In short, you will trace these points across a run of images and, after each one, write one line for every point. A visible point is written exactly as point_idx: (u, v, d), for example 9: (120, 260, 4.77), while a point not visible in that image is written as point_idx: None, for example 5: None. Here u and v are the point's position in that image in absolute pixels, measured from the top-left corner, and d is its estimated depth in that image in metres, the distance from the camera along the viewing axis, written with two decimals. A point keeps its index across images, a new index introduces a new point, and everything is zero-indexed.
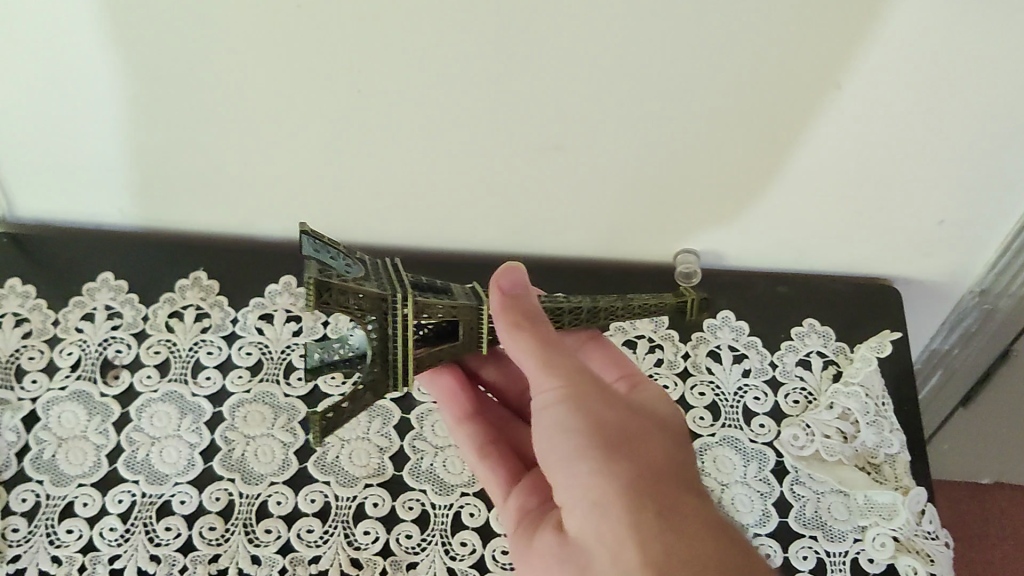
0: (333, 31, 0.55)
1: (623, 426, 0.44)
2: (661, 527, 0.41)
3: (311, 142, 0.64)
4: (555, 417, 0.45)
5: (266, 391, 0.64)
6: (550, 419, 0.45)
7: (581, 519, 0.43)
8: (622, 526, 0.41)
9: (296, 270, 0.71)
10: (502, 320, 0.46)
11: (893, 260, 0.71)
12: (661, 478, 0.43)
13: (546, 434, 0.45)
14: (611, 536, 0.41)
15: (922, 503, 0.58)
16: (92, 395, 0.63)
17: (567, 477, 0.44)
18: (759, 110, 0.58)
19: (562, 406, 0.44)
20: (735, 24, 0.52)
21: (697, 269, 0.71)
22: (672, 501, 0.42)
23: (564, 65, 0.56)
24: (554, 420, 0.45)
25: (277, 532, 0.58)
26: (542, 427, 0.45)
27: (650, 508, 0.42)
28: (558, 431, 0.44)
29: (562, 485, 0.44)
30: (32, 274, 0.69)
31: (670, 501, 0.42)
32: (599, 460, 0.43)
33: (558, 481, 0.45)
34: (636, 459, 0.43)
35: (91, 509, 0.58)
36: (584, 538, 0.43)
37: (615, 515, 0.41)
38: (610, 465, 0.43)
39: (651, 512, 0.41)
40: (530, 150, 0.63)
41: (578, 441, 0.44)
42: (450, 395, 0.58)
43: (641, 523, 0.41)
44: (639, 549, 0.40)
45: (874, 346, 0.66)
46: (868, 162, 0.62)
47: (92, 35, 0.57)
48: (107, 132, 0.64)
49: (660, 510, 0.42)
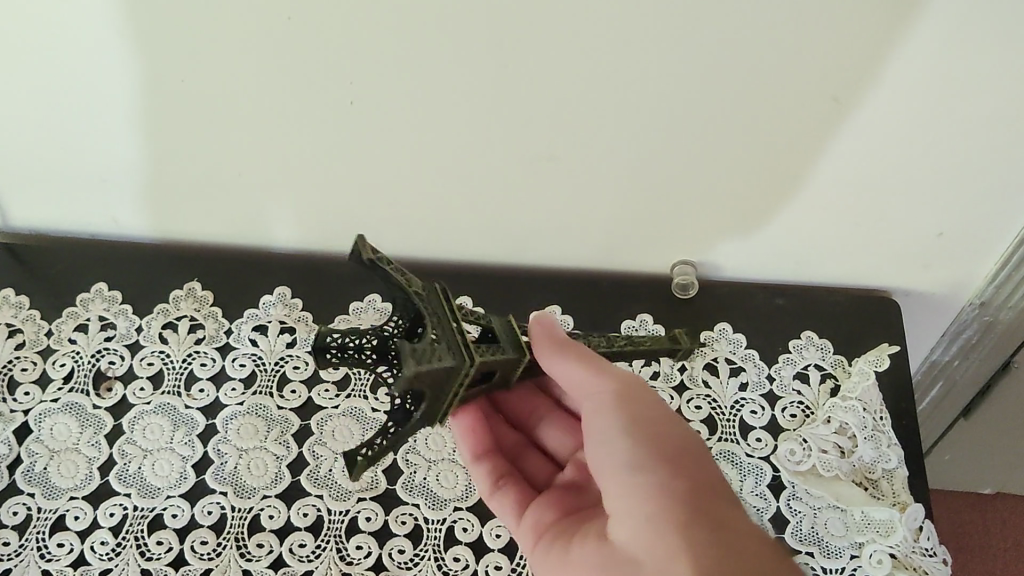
0: (323, 42, 0.55)
1: (678, 442, 0.48)
2: (713, 540, 0.44)
3: (304, 154, 0.63)
4: (611, 427, 0.48)
5: (260, 403, 0.64)
6: (607, 429, 0.48)
7: (629, 531, 0.46)
8: (674, 537, 0.44)
9: (290, 281, 0.71)
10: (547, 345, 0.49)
11: (892, 272, 0.70)
12: (711, 494, 0.46)
13: (603, 445, 0.48)
14: (663, 545, 0.44)
15: (920, 520, 0.58)
16: (85, 407, 0.63)
17: (619, 487, 0.47)
18: (755, 123, 0.57)
19: (617, 417, 0.48)
20: (729, 36, 0.52)
21: (695, 282, 0.70)
22: (720, 515, 0.45)
23: (557, 77, 0.56)
24: (605, 436, 0.48)
25: (269, 546, 0.58)
26: (597, 438, 0.49)
27: (702, 520, 0.45)
28: (613, 442, 0.48)
29: (613, 497, 0.47)
30: (25, 285, 0.69)
31: (719, 515, 0.45)
32: (645, 479, 0.46)
33: (611, 490, 0.48)
34: (689, 475, 0.46)
35: (82, 523, 0.58)
36: (635, 548, 0.46)
37: (666, 530, 0.44)
38: (654, 482, 0.46)
39: (701, 525, 0.44)
40: (524, 163, 0.63)
41: (633, 452, 0.47)
42: (464, 426, 0.57)
43: (693, 534, 0.44)
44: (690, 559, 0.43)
45: (872, 359, 0.66)
46: (866, 176, 0.61)
47: (84, 48, 0.57)
48: (98, 142, 0.64)
49: (711, 522, 0.45)
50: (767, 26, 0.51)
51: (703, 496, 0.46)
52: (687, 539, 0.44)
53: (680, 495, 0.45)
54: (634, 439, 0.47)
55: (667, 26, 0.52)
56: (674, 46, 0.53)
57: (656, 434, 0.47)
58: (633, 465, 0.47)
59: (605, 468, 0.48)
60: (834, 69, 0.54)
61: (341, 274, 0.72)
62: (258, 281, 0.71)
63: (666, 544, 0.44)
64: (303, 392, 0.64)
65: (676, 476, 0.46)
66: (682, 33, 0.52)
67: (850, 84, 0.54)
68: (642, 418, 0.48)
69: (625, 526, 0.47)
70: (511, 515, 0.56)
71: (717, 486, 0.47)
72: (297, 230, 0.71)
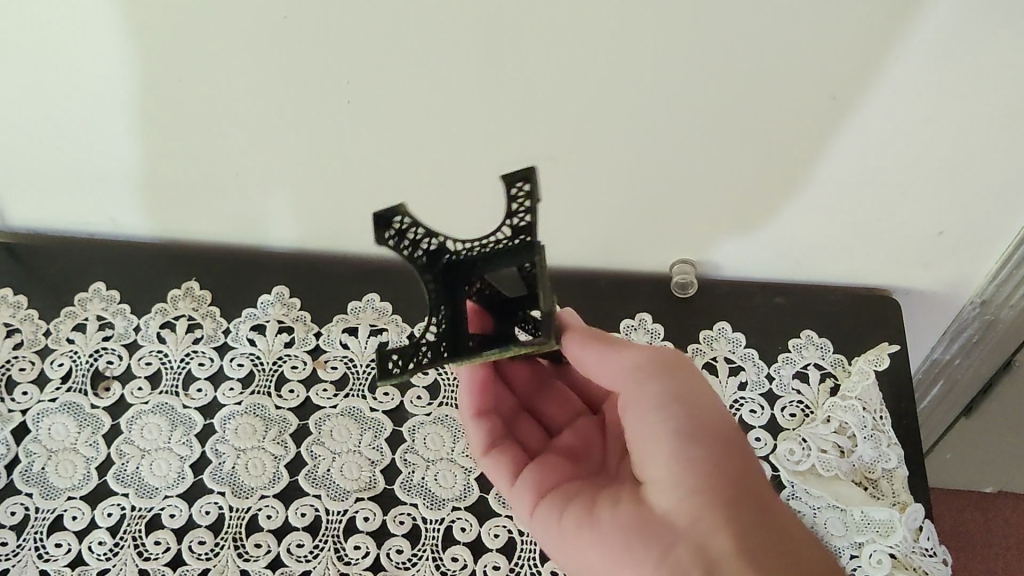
0: (319, 42, 0.54)
1: (720, 416, 0.48)
2: (756, 521, 0.45)
3: (302, 153, 0.63)
4: (654, 399, 0.48)
5: (258, 403, 0.63)
6: (652, 399, 0.48)
7: (667, 502, 0.47)
8: (717, 517, 0.45)
9: (289, 281, 0.71)
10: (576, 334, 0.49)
11: (893, 271, 0.70)
12: (748, 468, 0.47)
13: (641, 416, 0.48)
14: (706, 524, 0.45)
15: (920, 520, 0.57)
16: (83, 407, 0.63)
17: (659, 460, 0.47)
18: (752, 122, 0.57)
19: (662, 391, 0.48)
20: (726, 35, 0.52)
21: (694, 281, 0.70)
22: (760, 496, 0.46)
23: (553, 76, 0.55)
24: (640, 409, 0.48)
25: (266, 546, 0.57)
26: (637, 408, 0.48)
27: (745, 502, 0.45)
28: (657, 413, 0.47)
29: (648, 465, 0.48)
30: (23, 284, 0.69)
31: (759, 497, 0.46)
32: (685, 452, 0.46)
33: (649, 461, 0.48)
34: (733, 453, 0.47)
35: (80, 523, 0.58)
36: (671, 519, 0.46)
37: (709, 507, 0.45)
38: (693, 458, 0.46)
39: (744, 505, 0.45)
40: (522, 162, 0.62)
41: (681, 427, 0.47)
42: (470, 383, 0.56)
43: (738, 517, 0.45)
44: (733, 542, 0.44)
45: (871, 359, 0.65)
46: (866, 174, 0.61)
47: (80, 47, 0.57)
48: (96, 142, 0.64)
49: (753, 504, 0.45)
50: (763, 26, 0.51)
51: (745, 476, 0.46)
52: (731, 521, 0.44)
53: (725, 475, 0.46)
54: (680, 413, 0.47)
55: (664, 26, 0.51)
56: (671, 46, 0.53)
57: (702, 409, 0.47)
58: (679, 440, 0.46)
59: (642, 439, 0.48)
60: (831, 69, 0.53)
61: (340, 273, 0.72)
62: (256, 280, 0.71)
63: (708, 525, 0.45)
64: (302, 392, 0.64)
65: (722, 454, 0.46)
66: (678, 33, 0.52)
67: (849, 84, 0.54)
68: (691, 395, 0.48)
69: (662, 499, 0.47)
70: (508, 478, 0.56)
71: (754, 466, 0.48)
72: (296, 229, 0.71)
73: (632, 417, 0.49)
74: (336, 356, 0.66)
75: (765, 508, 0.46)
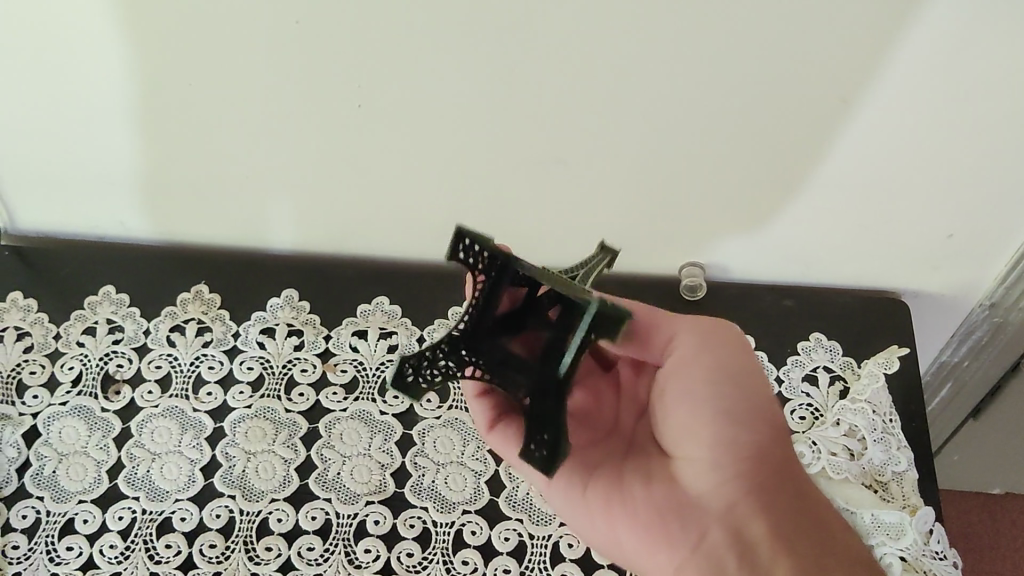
0: (332, 45, 0.55)
1: (760, 391, 0.50)
2: (790, 506, 0.48)
3: (313, 155, 0.63)
4: (696, 379, 0.49)
5: (268, 407, 0.64)
6: (694, 378, 0.49)
7: (705, 483, 0.49)
8: (755, 504, 0.48)
9: (299, 284, 0.71)
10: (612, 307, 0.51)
11: (901, 274, 0.70)
12: (786, 455, 0.50)
13: (682, 392, 0.50)
14: (745, 510, 0.48)
15: (930, 523, 0.57)
16: (93, 410, 0.63)
17: (699, 439, 0.49)
18: (763, 125, 0.57)
19: (707, 370, 0.49)
20: (736, 36, 0.52)
21: (702, 283, 0.70)
22: (793, 476, 0.49)
23: (563, 78, 0.55)
24: (687, 388, 0.49)
25: (277, 549, 0.58)
26: (681, 383, 0.50)
27: (781, 487, 0.48)
28: (701, 392, 0.49)
29: (689, 443, 0.50)
30: (33, 286, 0.69)
31: (792, 478, 0.49)
32: (732, 441, 0.48)
33: (687, 437, 0.50)
34: (771, 433, 0.49)
35: (91, 526, 0.58)
36: (706, 501, 0.49)
37: (750, 495, 0.48)
38: (741, 447, 0.48)
39: (780, 491, 0.48)
40: (532, 165, 0.62)
41: (725, 410, 0.48)
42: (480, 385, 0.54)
43: (774, 505, 0.48)
44: (769, 529, 0.47)
45: (881, 361, 0.66)
46: (875, 177, 0.61)
47: (93, 46, 0.57)
48: (107, 145, 0.64)
49: (788, 488, 0.48)
50: (773, 27, 0.51)
51: (782, 459, 0.49)
52: (768, 508, 0.48)
53: (765, 461, 0.48)
54: (725, 395, 0.49)
55: (674, 27, 0.52)
56: (681, 47, 0.53)
57: (744, 388, 0.49)
58: (723, 424, 0.48)
59: (682, 416, 0.50)
60: (841, 70, 0.53)
61: (348, 277, 0.72)
62: (265, 284, 0.71)
63: (746, 511, 0.48)
64: (312, 395, 0.64)
65: (762, 436, 0.49)
66: (689, 34, 0.52)
67: (860, 85, 0.54)
68: (735, 373, 0.49)
69: (700, 478, 0.49)
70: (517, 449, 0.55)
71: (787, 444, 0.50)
72: (306, 232, 0.71)
73: (673, 399, 0.50)
74: (346, 360, 0.66)
75: (798, 490, 0.49)
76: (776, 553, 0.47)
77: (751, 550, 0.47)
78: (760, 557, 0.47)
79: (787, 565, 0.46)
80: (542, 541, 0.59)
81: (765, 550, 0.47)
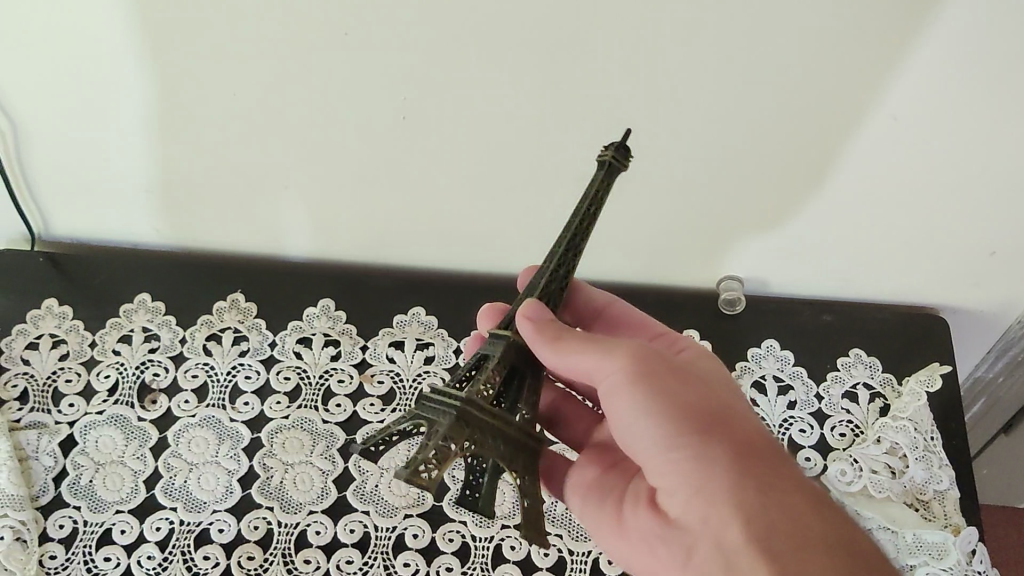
0: (378, 53, 0.55)
1: (705, 407, 0.44)
2: (767, 498, 0.41)
3: (353, 163, 0.63)
4: (634, 409, 0.45)
5: (305, 417, 0.63)
6: (629, 407, 0.45)
7: (681, 503, 0.43)
8: (724, 509, 0.41)
9: (335, 294, 0.71)
10: (543, 347, 0.45)
11: (940, 289, 0.70)
12: (761, 452, 0.43)
13: (627, 420, 0.45)
14: (716, 519, 0.41)
15: (973, 543, 0.57)
16: (130, 419, 0.63)
17: (657, 467, 0.44)
18: (806, 136, 0.57)
19: (638, 397, 0.44)
20: (778, 41, 0.52)
21: (741, 296, 0.70)
22: (770, 471, 0.42)
23: (607, 87, 0.56)
24: (631, 405, 0.45)
25: (316, 562, 0.57)
26: (625, 418, 0.45)
27: (748, 484, 0.41)
28: (641, 423, 0.44)
29: (658, 473, 0.44)
30: (68, 293, 0.70)
31: (771, 479, 0.42)
32: (690, 451, 0.43)
33: (653, 472, 0.45)
34: (727, 441, 0.43)
35: (129, 537, 0.58)
36: (686, 524, 0.43)
37: (717, 496, 0.41)
38: (703, 450, 0.42)
39: (748, 489, 0.41)
40: (573, 176, 0.63)
41: (663, 430, 0.44)
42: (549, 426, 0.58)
43: (745, 498, 0.41)
44: (743, 527, 0.40)
45: (923, 378, 0.65)
46: (917, 193, 0.61)
47: (136, 53, 0.57)
48: (144, 154, 0.64)
49: (761, 487, 0.41)
50: (816, 30, 0.51)
51: (749, 461, 0.42)
52: (736, 508, 0.40)
53: (720, 468, 0.42)
54: (662, 415, 0.44)
55: (717, 31, 0.52)
56: (723, 52, 0.53)
57: (683, 404, 0.44)
58: (669, 448, 0.43)
59: (639, 443, 0.45)
60: (883, 78, 0.53)
61: (384, 286, 0.72)
62: (301, 293, 0.71)
63: (719, 517, 0.41)
64: (348, 406, 0.64)
65: (711, 444, 0.43)
66: (731, 39, 0.52)
67: (903, 96, 0.54)
68: (670, 392, 0.44)
69: (674, 505, 0.44)
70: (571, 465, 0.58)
71: (761, 448, 0.44)
72: (342, 240, 0.71)
73: (627, 426, 0.45)
74: (383, 370, 0.66)
75: (779, 489, 0.41)
76: (751, 550, 0.39)
77: (730, 553, 0.40)
78: (738, 560, 0.39)
79: (766, 563, 0.38)
80: (581, 557, 0.59)
81: (740, 551, 0.39)
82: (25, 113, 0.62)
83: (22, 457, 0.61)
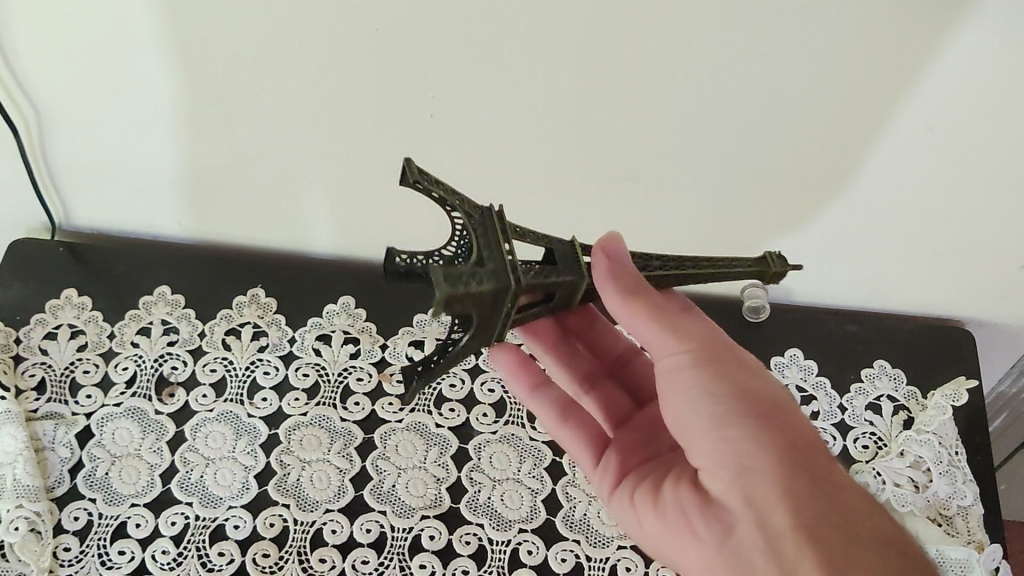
0: (406, 50, 0.55)
1: (761, 394, 0.46)
2: (814, 494, 0.43)
3: (379, 160, 0.63)
4: (688, 389, 0.46)
5: (323, 416, 0.63)
6: (685, 382, 0.46)
7: (721, 481, 0.44)
8: (773, 499, 0.42)
9: (356, 291, 0.71)
10: (612, 286, 0.44)
11: (968, 302, 0.69)
12: (808, 443, 0.45)
13: (676, 399, 0.46)
14: (764, 507, 0.42)
15: (997, 561, 0.57)
16: (147, 413, 0.63)
17: (699, 445, 0.45)
18: (838, 141, 0.57)
19: (698, 375, 0.45)
20: (817, 49, 0.51)
21: (766, 304, 0.70)
22: (816, 463, 0.44)
23: (637, 88, 0.55)
24: (685, 385, 0.46)
25: (332, 562, 0.56)
26: (677, 395, 0.46)
27: (796, 476, 0.43)
28: (694, 397, 0.45)
29: (697, 448, 0.46)
30: (88, 283, 0.69)
31: (820, 473, 0.44)
32: (742, 433, 0.44)
33: (694, 446, 0.46)
34: (780, 429, 0.44)
35: (144, 531, 0.57)
36: (722, 503, 0.44)
37: (767, 484, 0.43)
38: (756, 434, 0.44)
39: (798, 482, 0.43)
40: (600, 177, 0.62)
41: (716, 412, 0.45)
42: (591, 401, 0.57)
43: (794, 489, 0.42)
44: (793, 520, 0.42)
45: (949, 393, 0.65)
46: (951, 205, 0.60)
47: (161, 45, 0.56)
48: (168, 146, 0.64)
49: (813, 481, 0.43)
50: (852, 41, 0.50)
51: (799, 454, 0.44)
52: (787, 498, 0.42)
53: (775, 457, 0.43)
54: (720, 393, 0.45)
55: (753, 38, 0.51)
56: (758, 59, 0.52)
57: (738, 385, 0.45)
58: (721, 426, 0.44)
59: (684, 421, 0.46)
60: (919, 89, 0.53)
61: None
62: (322, 290, 0.70)
63: (765, 505, 0.42)
64: (367, 404, 0.64)
65: (766, 431, 0.44)
66: (765, 44, 0.51)
67: (937, 108, 0.53)
68: (726, 372, 0.46)
69: (710, 484, 0.45)
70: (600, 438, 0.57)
71: (805, 437, 0.45)
72: (364, 237, 0.71)
73: (674, 403, 0.46)
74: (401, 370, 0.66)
75: (826, 486, 0.43)
76: (803, 546, 0.41)
77: (776, 540, 0.42)
78: (784, 550, 0.41)
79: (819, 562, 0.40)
80: (598, 563, 0.58)
81: (788, 543, 0.41)
82: (50, 103, 0.62)
83: (38, 448, 0.61)
